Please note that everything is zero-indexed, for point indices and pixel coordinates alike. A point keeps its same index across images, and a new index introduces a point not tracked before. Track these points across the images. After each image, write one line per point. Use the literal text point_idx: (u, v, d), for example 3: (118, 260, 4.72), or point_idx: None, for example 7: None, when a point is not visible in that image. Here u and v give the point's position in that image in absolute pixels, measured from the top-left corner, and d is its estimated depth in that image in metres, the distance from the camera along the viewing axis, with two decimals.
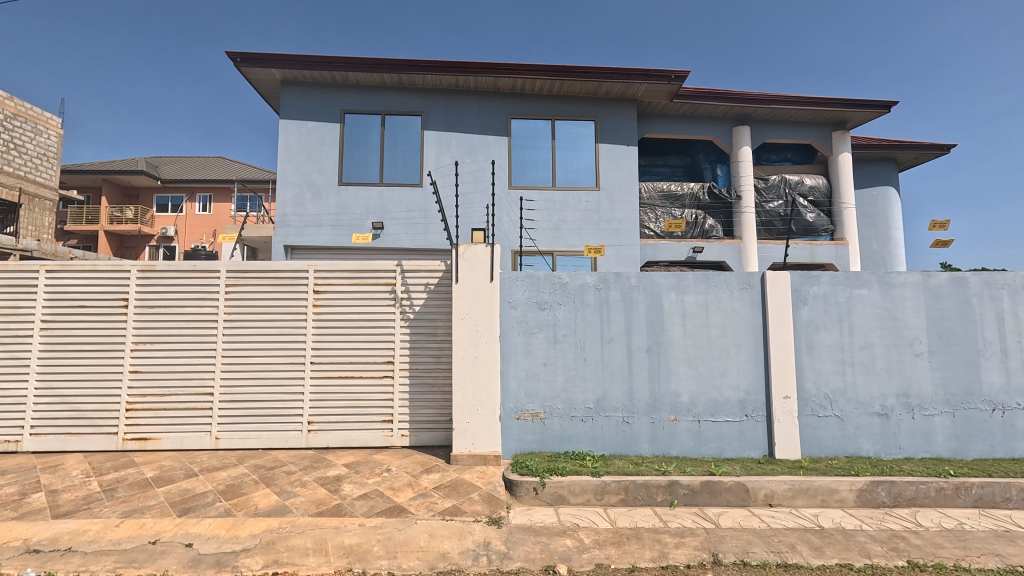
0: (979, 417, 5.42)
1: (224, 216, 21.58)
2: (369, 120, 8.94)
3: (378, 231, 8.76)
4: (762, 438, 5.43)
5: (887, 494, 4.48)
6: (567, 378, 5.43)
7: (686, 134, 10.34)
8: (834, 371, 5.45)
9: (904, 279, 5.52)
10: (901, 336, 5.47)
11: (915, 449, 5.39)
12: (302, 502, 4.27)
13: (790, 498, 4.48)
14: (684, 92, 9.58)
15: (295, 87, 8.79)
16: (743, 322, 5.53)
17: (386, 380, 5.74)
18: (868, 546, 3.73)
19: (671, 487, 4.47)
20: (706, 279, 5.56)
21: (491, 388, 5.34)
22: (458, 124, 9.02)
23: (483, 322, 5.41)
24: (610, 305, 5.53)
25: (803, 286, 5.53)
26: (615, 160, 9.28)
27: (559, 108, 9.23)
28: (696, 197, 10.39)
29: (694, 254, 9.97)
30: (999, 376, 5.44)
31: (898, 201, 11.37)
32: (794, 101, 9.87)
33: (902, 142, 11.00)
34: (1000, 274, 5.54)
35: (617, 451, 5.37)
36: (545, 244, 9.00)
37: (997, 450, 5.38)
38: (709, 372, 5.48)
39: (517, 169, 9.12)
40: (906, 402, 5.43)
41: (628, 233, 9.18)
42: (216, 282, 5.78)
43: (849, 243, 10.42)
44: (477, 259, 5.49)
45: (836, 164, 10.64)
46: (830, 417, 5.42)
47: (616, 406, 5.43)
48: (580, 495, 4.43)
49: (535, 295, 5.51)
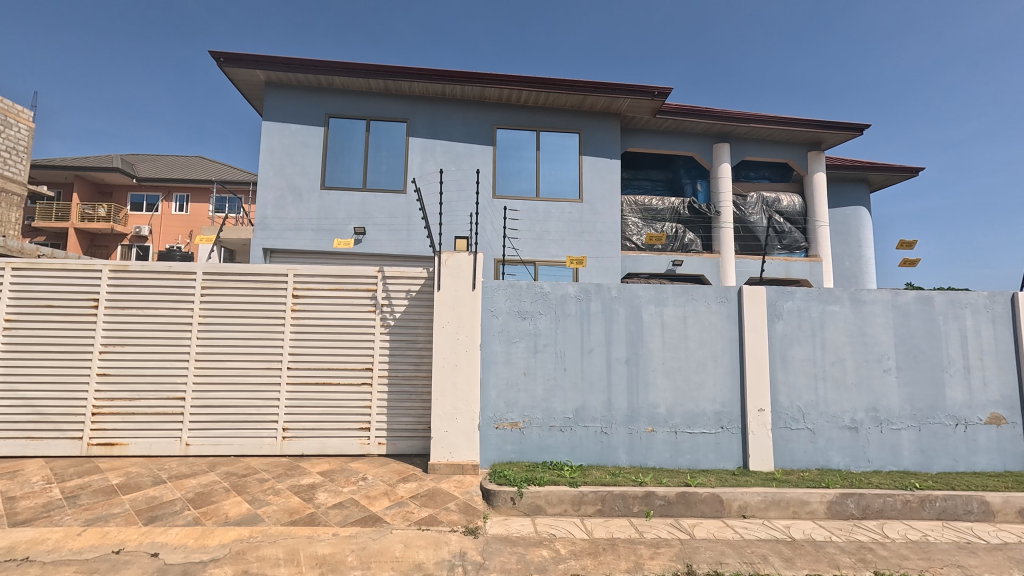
0: (942, 432, 5.59)
1: (202, 218, 21.22)
2: (354, 125, 8.90)
3: (360, 235, 8.70)
4: (736, 451, 5.51)
5: (856, 506, 4.58)
6: (547, 389, 5.45)
7: (668, 149, 10.53)
8: (807, 385, 5.58)
9: (874, 296, 5.71)
10: (871, 352, 5.64)
11: (882, 462, 5.53)
12: (275, 511, 4.18)
13: (763, 510, 4.55)
14: (666, 108, 9.78)
15: (279, 90, 8.72)
16: (720, 335, 5.63)
17: (364, 388, 5.68)
18: (837, 557, 3.81)
19: (648, 497, 4.50)
20: (685, 293, 5.67)
21: (471, 396, 5.30)
22: (443, 132, 9.05)
23: (465, 331, 5.39)
24: (590, 315, 5.58)
25: (778, 301, 5.67)
26: (598, 173, 9.41)
27: (545, 119, 9.34)
28: (676, 211, 10.61)
29: (674, 267, 10.16)
30: (962, 393, 5.64)
31: (868, 221, 11.74)
32: (772, 121, 10.14)
33: (874, 164, 11.36)
34: (963, 293, 5.78)
35: (595, 461, 5.40)
36: (527, 253, 9.04)
37: (960, 465, 5.56)
38: (687, 384, 5.55)
39: (501, 178, 9.17)
40: (875, 416, 5.58)
41: (609, 245, 9.27)
42: (191, 284, 5.66)
43: (823, 260, 10.71)
44: (459, 267, 5.48)
45: (810, 183, 10.94)
46: (803, 429, 5.53)
47: (595, 417, 5.46)
48: (558, 505, 4.44)
49: (516, 304, 5.53)
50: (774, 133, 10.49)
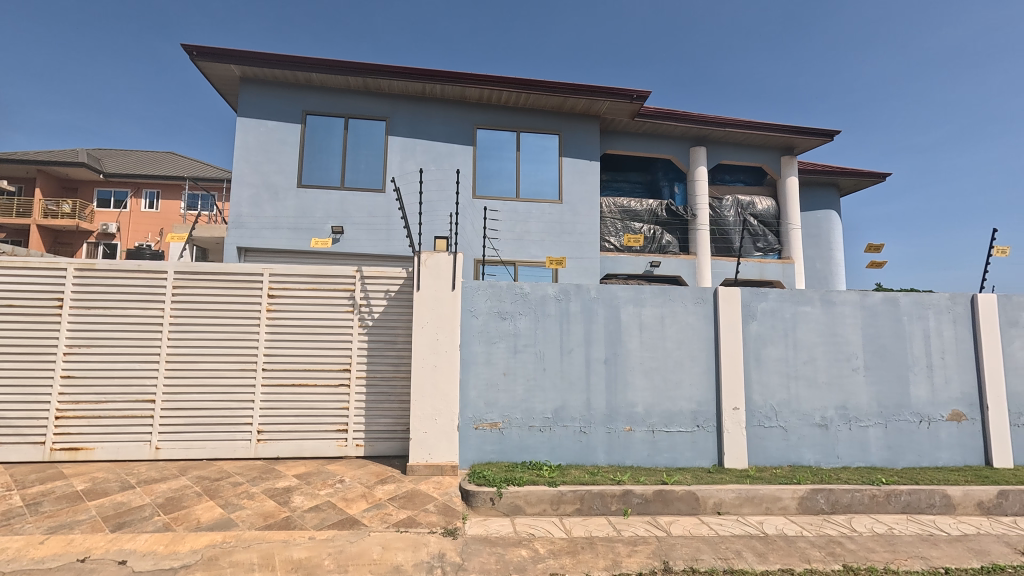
0: (908, 429, 5.79)
1: (173, 215, 20.68)
2: (332, 123, 8.78)
3: (338, 235, 8.58)
4: (711, 448, 5.61)
5: (826, 501, 4.72)
6: (527, 389, 5.46)
7: (647, 151, 10.65)
8: (780, 384, 5.72)
9: (844, 297, 5.89)
10: (840, 351, 5.80)
11: (851, 458, 5.70)
12: (249, 515, 4.10)
13: (738, 506, 4.64)
14: (645, 111, 9.90)
15: (255, 86, 8.56)
16: (696, 335, 5.72)
17: (342, 389, 5.60)
18: (808, 551, 3.91)
19: (625, 496, 4.55)
20: (662, 294, 5.75)
21: (450, 396, 5.28)
22: (423, 131, 8.99)
23: (444, 331, 5.36)
24: (570, 315, 5.61)
25: (753, 302, 5.80)
26: (578, 175, 9.48)
27: (525, 120, 9.36)
28: (654, 213, 10.75)
29: (652, 268, 10.29)
30: (926, 391, 5.85)
31: (838, 224, 12.09)
32: (747, 125, 10.36)
33: (844, 169, 11.71)
34: (927, 295, 6.00)
35: (574, 461, 5.43)
36: (507, 254, 9.04)
37: (924, 460, 5.77)
38: (665, 384, 5.63)
39: (481, 179, 9.15)
40: (844, 414, 5.75)
41: (589, 246, 9.34)
42: (162, 284, 5.50)
43: (795, 262, 10.98)
44: (439, 267, 5.45)
45: (784, 187, 11.20)
46: (776, 428, 5.67)
47: (574, 416, 5.49)
48: (537, 504, 4.45)
49: (496, 305, 5.53)
50: (748, 137, 10.72)
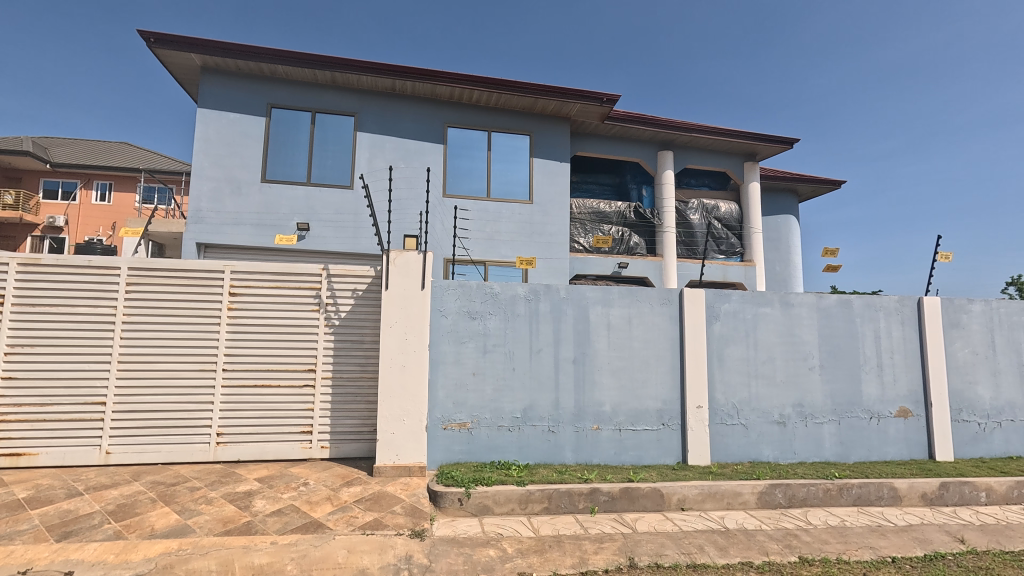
0: (859, 425, 6.07)
1: (127, 208, 19.75)
2: (298, 117, 8.56)
3: (304, 231, 8.37)
4: (676, 446, 5.74)
5: (783, 495, 4.89)
6: (496, 389, 5.46)
7: (616, 154, 10.82)
8: (741, 383, 5.90)
9: (801, 299, 6.12)
10: (798, 351, 6.03)
11: (807, 454, 5.93)
12: (207, 521, 3.95)
13: (701, 502, 4.77)
14: (614, 114, 10.05)
15: (217, 76, 8.27)
16: (662, 335, 5.84)
17: (306, 390, 5.47)
18: (766, 544, 4.05)
19: (593, 494, 4.61)
20: (630, 295, 5.85)
21: (419, 397, 5.23)
22: (393, 128, 8.87)
23: (413, 331, 5.30)
24: (539, 315, 5.64)
25: (716, 303, 5.96)
26: (549, 176, 9.54)
27: (496, 120, 9.36)
28: (622, 215, 10.93)
29: (620, 269, 10.46)
30: (876, 389, 6.14)
31: (797, 228, 12.56)
32: (712, 131, 10.65)
33: (802, 176, 12.17)
34: (877, 297, 6.29)
35: (542, 460, 5.46)
36: (477, 253, 9.02)
37: (873, 454, 6.06)
38: (632, 383, 5.73)
39: (452, 177, 9.10)
40: (800, 411, 5.98)
41: (559, 246, 9.41)
42: (114, 281, 5.25)
43: (756, 264, 11.35)
44: (409, 265, 5.39)
45: (746, 192, 11.56)
46: (737, 425, 5.84)
47: (543, 416, 5.52)
48: (505, 504, 4.46)
49: (466, 304, 5.51)
50: (713, 143, 11.02)
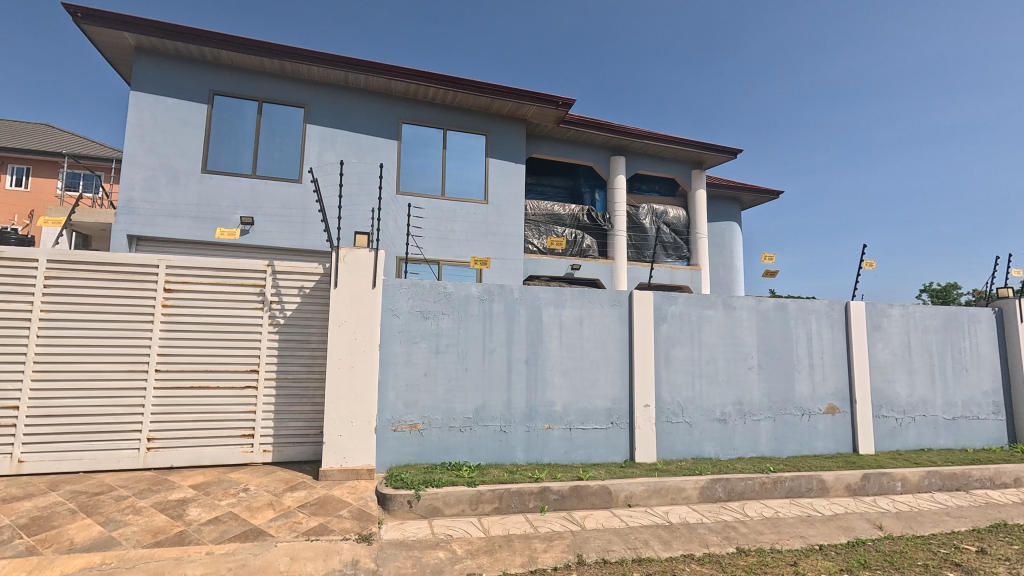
0: (792, 421, 6.44)
1: (48, 195, 18.21)
2: (243, 106, 8.18)
3: (248, 226, 8.00)
4: (624, 444, 5.89)
5: (723, 490, 5.12)
6: (447, 389, 5.42)
7: (570, 157, 10.98)
8: (685, 382, 6.13)
9: (742, 303, 6.43)
10: (738, 351, 6.33)
11: (745, 449, 6.24)
12: (134, 532, 3.70)
13: (646, 498, 4.91)
14: (569, 118, 10.20)
15: (153, 58, 7.78)
16: (612, 336, 5.98)
17: (248, 391, 5.23)
18: (707, 537, 4.23)
19: (542, 493, 4.66)
20: (582, 296, 5.94)
21: (368, 398, 5.10)
22: (345, 122, 8.63)
23: (363, 330, 5.17)
24: (492, 316, 5.64)
25: (664, 305, 6.16)
26: (504, 176, 9.56)
27: (452, 118, 9.30)
28: (576, 217, 11.10)
29: (573, 271, 10.62)
30: (807, 387, 6.54)
31: (739, 235, 13.19)
32: (662, 139, 11.01)
33: (745, 185, 12.80)
34: (810, 301, 6.70)
35: (493, 460, 5.47)
36: (430, 252, 8.91)
37: (804, 449, 6.44)
38: (582, 382, 5.83)
39: (406, 175, 8.95)
40: (740, 409, 6.28)
41: (513, 247, 9.44)
42: (31, 274, 4.82)
43: (702, 268, 11.82)
44: (359, 263, 5.25)
45: (693, 198, 12.03)
46: (681, 423, 6.07)
47: (494, 416, 5.53)
48: (455, 505, 4.43)
49: (418, 304, 5.43)
50: (663, 150, 11.39)
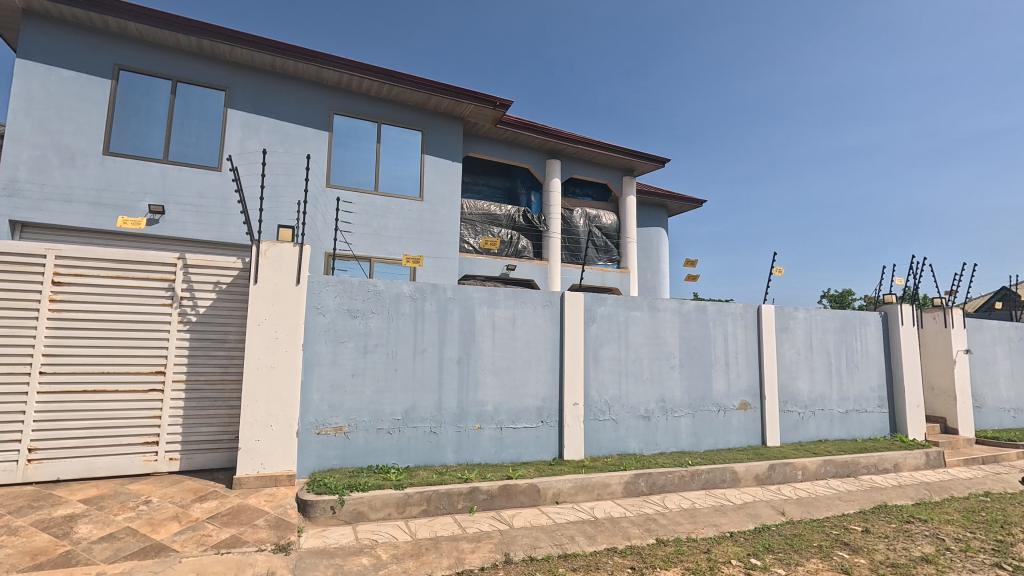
0: (709, 417, 6.85)
1: None
2: (154, 84, 7.52)
3: (157, 215, 7.36)
4: (553, 442, 6.00)
5: (646, 484, 5.35)
6: (376, 390, 5.27)
7: (507, 159, 11.05)
8: (612, 381, 6.34)
9: (666, 305, 6.75)
10: (662, 351, 6.64)
11: (666, 444, 6.55)
12: (8, 555, 3.27)
13: (573, 495, 5.03)
14: (506, 119, 10.26)
15: (45, 24, 6.97)
16: (544, 336, 6.07)
17: (152, 395, 4.80)
18: (629, 530, 4.39)
19: (472, 493, 4.64)
20: (514, 296, 5.99)
21: (289, 400, 4.84)
22: (271, 109, 8.17)
23: (285, 329, 4.90)
24: (424, 315, 5.55)
25: (593, 306, 6.34)
26: (440, 174, 9.43)
27: (387, 112, 9.06)
28: (511, 218, 11.18)
29: (507, 271, 10.69)
30: (723, 384, 6.98)
31: (666, 240, 13.85)
32: (595, 145, 11.34)
33: (671, 193, 13.46)
34: (727, 304, 7.16)
35: (422, 462, 5.38)
36: (361, 249, 8.63)
37: (719, 442, 6.87)
38: (513, 382, 5.87)
39: (336, 168, 8.61)
40: (662, 406, 6.59)
41: (448, 246, 9.35)
42: None
43: (631, 271, 12.30)
44: (282, 258, 4.97)
45: (624, 204, 12.49)
46: (608, 420, 6.27)
47: (424, 417, 5.44)
48: (381, 509, 4.31)
49: (346, 302, 5.23)
50: (597, 156, 11.74)
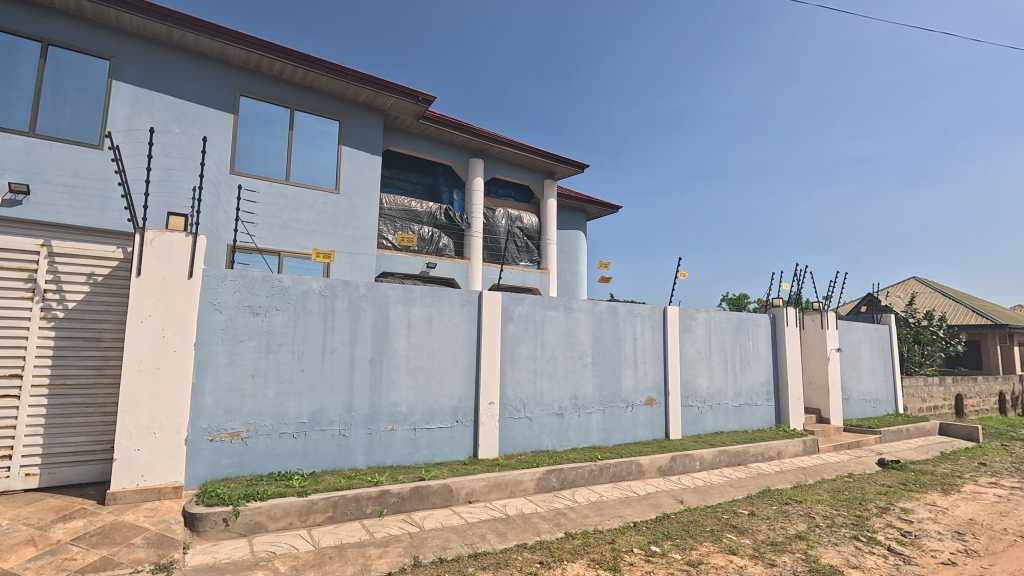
0: (618, 412, 7.17)
1: None
2: (18, 45, 6.56)
3: (19, 195, 6.43)
4: (468, 442, 5.98)
5: (557, 479, 5.49)
6: (279, 393, 4.95)
7: (428, 155, 10.87)
8: (528, 379, 6.44)
9: (580, 305, 6.97)
10: (575, 350, 6.86)
11: (578, 440, 6.77)
12: None
13: (486, 493, 5.05)
14: (429, 115, 10.10)
15: None
16: (460, 336, 6.04)
17: (5, 402, 4.17)
18: (539, 525, 4.48)
19: (381, 497, 4.50)
20: (431, 294, 5.89)
21: (177, 405, 4.41)
22: (165, 84, 7.43)
23: (174, 327, 4.46)
24: (334, 313, 5.31)
25: (511, 305, 6.41)
26: (357, 166, 9.06)
27: (301, 98, 8.57)
28: (433, 215, 11.01)
29: (428, 269, 10.52)
30: (631, 381, 7.34)
31: (584, 243, 14.32)
32: (518, 146, 11.48)
33: (590, 198, 13.95)
34: (637, 305, 7.53)
35: (330, 467, 5.14)
36: (269, 242, 8.10)
37: (627, 437, 7.21)
38: (428, 382, 5.78)
39: (241, 153, 8.00)
40: (575, 403, 6.80)
41: (365, 242, 9.02)
42: None
43: (550, 272, 12.59)
44: (171, 249, 4.51)
45: (545, 206, 12.75)
46: (522, 417, 6.36)
47: (333, 420, 5.20)
48: (281, 519, 4.06)
49: (247, 299, 4.87)
50: (519, 158, 11.89)
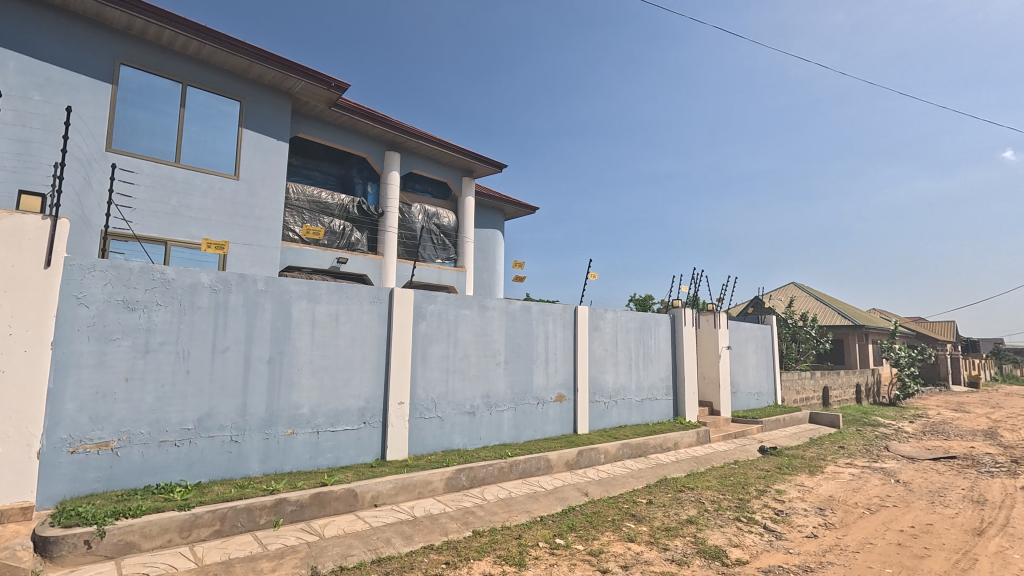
0: (529, 409, 7.30)
1: None
2: None
3: None
4: (376, 443, 5.78)
5: (466, 478, 5.48)
6: (159, 397, 4.48)
7: (341, 145, 10.39)
8: (440, 378, 6.37)
9: (494, 304, 7.01)
10: (488, 348, 6.88)
11: (489, 438, 6.80)
12: None
13: (393, 496, 4.91)
14: (341, 103, 9.65)
15: None
16: (369, 334, 5.82)
17: None
18: (447, 525, 4.44)
19: (277, 505, 4.22)
20: (338, 291, 5.62)
21: (27, 414, 3.82)
22: (22, 44, 6.47)
23: (26, 323, 3.86)
24: (227, 310, 4.89)
25: (423, 303, 6.29)
26: (260, 151, 8.41)
27: (195, 73, 7.81)
28: (345, 208, 10.54)
29: (338, 264, 10.05)
30: (542, 378, 7.51)
31: (501, 243, 14.43)
32: (435, 142, 11.31)
33: (507, 198, 14.09)
34: (549, 305, 7.72)
35: (219, 476, 4.73)
36: (152, 230, 7.31)
37: (537, 433, 7.37)
38: (333, 382, 5.51)
39: (121, 129, 7.14)
40: (487, 401, 6.82)
41: (267, 233, 8.41)
42: None
43: (467, 271, 12.55)
44: (23, 233, 3.87)
45: (462, 204, 12.68)
46: (433, 417, 6.28)
47: (223, 425, 4.79)
48: (158, 536, 3.67)
49: (121, 292, 4.34)
50: (436, 153, 11.71)
